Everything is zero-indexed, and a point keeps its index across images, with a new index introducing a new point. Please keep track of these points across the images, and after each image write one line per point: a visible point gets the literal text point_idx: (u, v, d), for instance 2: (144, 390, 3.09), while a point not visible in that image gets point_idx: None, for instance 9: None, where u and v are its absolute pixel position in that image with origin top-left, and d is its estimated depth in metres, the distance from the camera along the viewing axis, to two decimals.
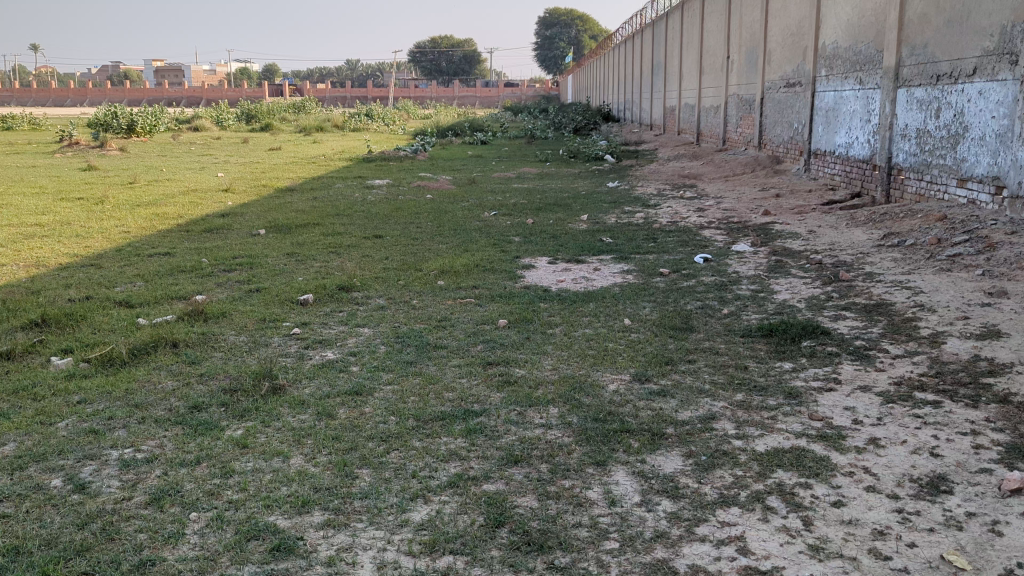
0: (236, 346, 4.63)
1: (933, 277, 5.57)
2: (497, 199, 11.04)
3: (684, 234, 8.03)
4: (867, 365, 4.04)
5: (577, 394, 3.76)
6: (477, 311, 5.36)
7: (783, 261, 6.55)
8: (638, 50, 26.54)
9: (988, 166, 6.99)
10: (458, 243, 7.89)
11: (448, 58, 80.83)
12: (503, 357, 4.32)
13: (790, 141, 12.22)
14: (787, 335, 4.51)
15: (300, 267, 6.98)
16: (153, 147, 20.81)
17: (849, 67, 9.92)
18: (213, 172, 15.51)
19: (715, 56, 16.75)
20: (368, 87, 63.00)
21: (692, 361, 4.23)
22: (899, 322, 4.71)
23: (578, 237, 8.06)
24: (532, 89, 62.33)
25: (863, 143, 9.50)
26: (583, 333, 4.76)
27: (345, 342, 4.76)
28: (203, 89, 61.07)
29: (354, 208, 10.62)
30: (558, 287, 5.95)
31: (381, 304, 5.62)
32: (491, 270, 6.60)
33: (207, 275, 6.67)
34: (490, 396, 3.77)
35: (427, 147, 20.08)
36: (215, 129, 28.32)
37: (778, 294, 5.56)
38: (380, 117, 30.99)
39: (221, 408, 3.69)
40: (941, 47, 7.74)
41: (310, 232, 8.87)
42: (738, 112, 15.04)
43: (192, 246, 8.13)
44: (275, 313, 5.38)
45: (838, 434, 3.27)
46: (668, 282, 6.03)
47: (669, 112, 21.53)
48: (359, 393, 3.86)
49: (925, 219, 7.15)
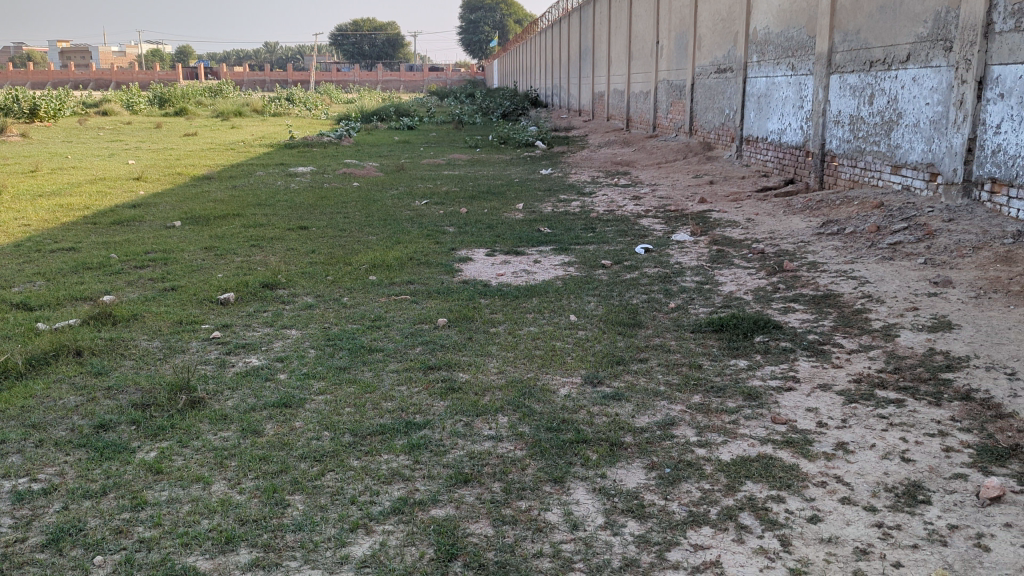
0: (149, 354, 4.23)
1: (877, 267, 5.48)
2: (427, 187, 10.70)
3: (622, 223, 7.86)
4: (823, 362, 3.89)
5: (526, 401, 3.51)
6: (413, 309, 5.05)
7: (725, 251, 6.41)
8: (564, 34, 26.35)
9: (922, 153, 6.97)
10: (389, 235, 7.55)
11: (371, 42, 79.47)
12: (445, 361, 4.04)
13: (722, 127, 12.19)
14: (738, 330, 4.34)
15: (220, 261, 6.56)
16: (58, 132, 19.75)
17: (781, 53, 9.87)
18: (124, 159, 14.73)
19: (645, 41, 16.63)
20: (288, 71, 61.49)
21: (643, 360, 4.02)
22: (849, 315, 4.58)
23: (514, 226, 7.81)
24: (457, 75, 61.81)
25: (795, 129, 9.49)
26: (528, 332, 4.50)
27: (270, 346, 4.41)
28: (113, 71, 58.69)
29: (276, 197, 10.14)
30: (497, 281, 5.69)
31: (309, 303, 5.27)
32: (425, 263, 6.30)
33: (116, 272, 6.19)
34: (432, 406, 3.49)
35: (351, 132, 19.57)
36: (126, 114, 27.15)
37: (723, 286, 5.41)
38: (301, 101, 30.15)
39: (132, 426, 3.32)
40: (874, 33, 7.70)
41: (230, 223, 8.40)
42: (668, 98, 14.98)
43: (100, 240, 7.59)
44: (192, 315, 4.98)
45: (804, 439, 3.09)
46: (610, 275, 5.82)
47: (598, 97, 21.42)
48: (287, 406, 3.53)
49: (862, 207, 7.12)
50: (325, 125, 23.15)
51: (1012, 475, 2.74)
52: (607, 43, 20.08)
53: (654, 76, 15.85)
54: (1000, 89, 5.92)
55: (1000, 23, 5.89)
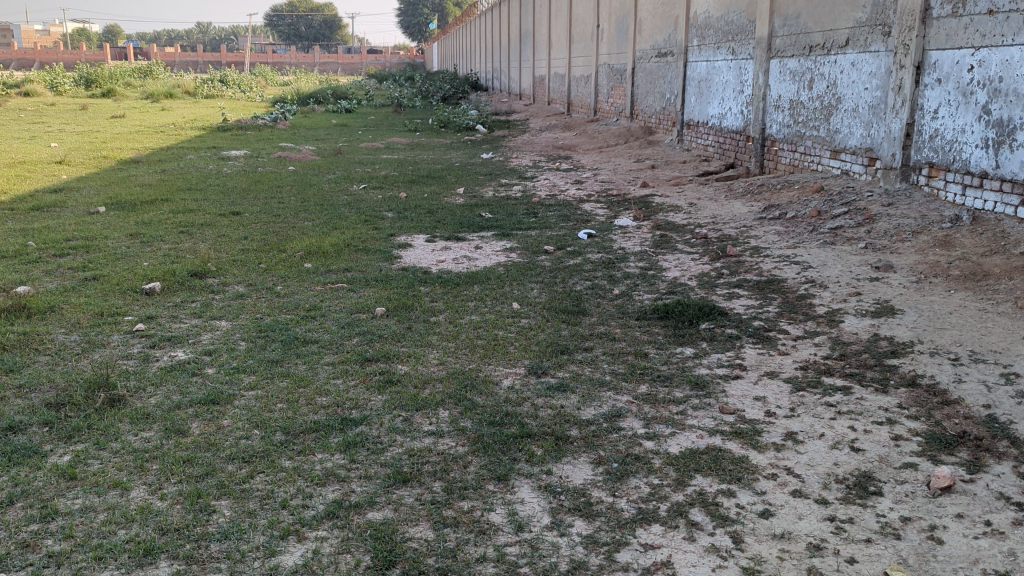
0: (66, 349, 3.97)
1: (819, 251, 5.48)
2: (365, 171, 10.45)
3: (564, 208, 7.76)
4: (769, 349, 3.83)
5: (468, 393, 3.37)
6: (350, 298, 4.87)
7: (668, 236, 6.36)
8: (504, 16, 26.13)
9: (861, 138, 7.01)
10: (326, 220, 7.32)
11: (308, 23, 77.95)
12: (383, 352, 3.88)
13: (662, 112, 12.18)
14: (684, 317, 4.26)
15: (146, 249, 6.26)
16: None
17: (722, 37, 9.86)
18: (46, 142, 14.10)
19: (585, 24, 16.55)
20: (222, 52, 59.94)
21: (588, 350, 3.91)
22: (793, 300, 4.55)
23: (455, 211, 7.66)
24: (396, 57, 60.99)
25: (736, 114, 9.51)
26: (469, 321, 4.36)
27: (198, 338, 4.19)
28: (35, 51, 56.45)
29: (207, 181, 9.79)
30: (438, 268, 5.54)
31: (240, 292, 5.04)
32: (363, 250, 6.10)
33: (33, 261, 5.86)
34: (370, 400, 3.33)
35: (287, 115, 19.10)
36: (49, 95, 26.11)
37: (667, 271, 5.35)
38: (235, 83, 29.39)
39: (44, 428, 3.09)
40: (814, 17, 7.71)
41: (157, 209, 8.06)
42: (609, 82, 14.93)
43: (17, 226, 7.21)
44: (114, 306, 4.71)
45: (753, 429, 3.01)
46: (553, 261, 5.71)
47: (538, 81, 21.29)
48: (215, 402, 3.34)
49: (803, 191, 7.14)
50: (259, 108, 22.56)
51: (961, 463, 2.71)
52: (547, 26, 19.94)
53: (594, 60, 15.78)
54: (937, 74, 5.96)
55: (938, 8, 5.92)
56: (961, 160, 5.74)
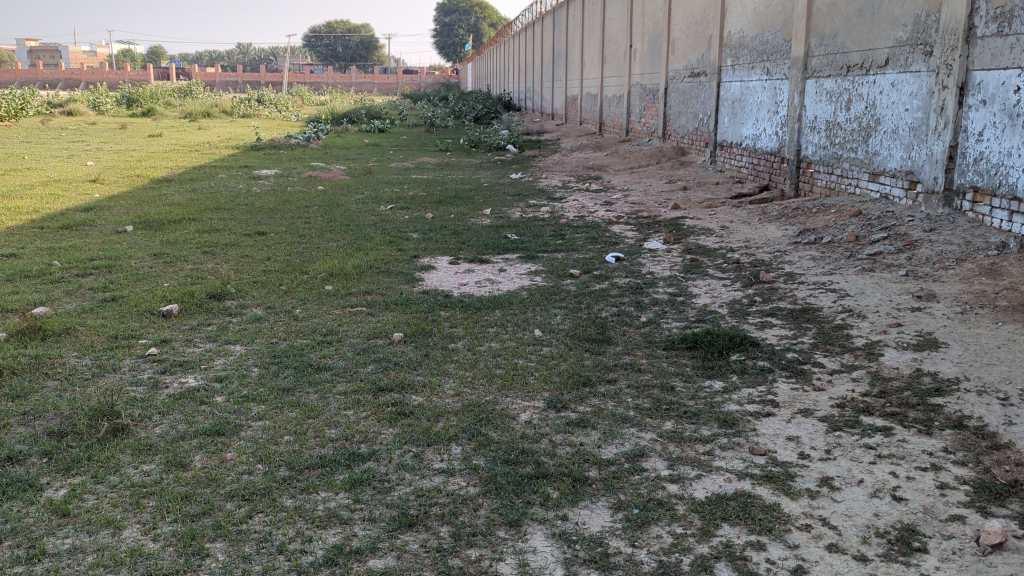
0: (76, 373, 3.88)
1: (856, 278, 5.26)
2: (394, 191, 10.38)
3: (592, 230, 7.60)
4: (804, 383, 3.62)
5: (483, 428, 3.21)
6: (369, 322, 4.74)
7: (698, 260, 6.16)
8: (537, 36, 26.15)
9: (901, 160, 6.77)
10: (351, 241, 7.23)
11: (345, 44, 78.90)
12: (398, 381, 3.73)
13: (695, 132, 11.99)
14: (713, 348, 4.07)
15: (168, 269, 6.21)
16: (18, 132, 19.25)
17: (756, 56, 9.67)
18: (82, 160, 14.27)
19: (618, 44, 16.45)
20: (261, 72, 60.81)
21: (611, 382, 3.73)
22: (829, 331, 4.33)
23: (481, 233, 7.53)
24: (431, 77, 61.44)
25: (770, 135, 9.30)
26: (489, 349, 4.21)
27: (211, 364, 4.08)
28: (80, 71, 57.74)
29: (236, 201, 9.79)
30: (460, 292, 5.40)
31: (258, 315, 4.93)
32: (385, 272, 5.99)
33: (55, 281, 5.82)
34: (380, 434, 3.18)
35: (320, 134, 19.20)
36: (91, 114, 26.60)
37: (697, 298, 5.16)
38: (272, 102, 29.71)
39: (43, 459, 2.98)
40: (852, 37, 7.50)
41: (184, 228, 8.03)
42: (641, 102, 14.78)
43: (44, 245, 7.21)
44: (130, 329, 4.63)
45: (785, 472, 2.81)
46: (579, 285, 5.55)
47: (570, 101, 21.21)
48: (221, 433, 3.21)
49: (840, 215, 6.91)
50: (294, 127, 22.74)
51: (1014, 517, 2.49)
52: (580, 46, 19.88)
53: (627, 80, 15.65)
54: (982, 95, 5.72)
55: (982, 27, 5.70)
56: (1007, 184, 5.49)
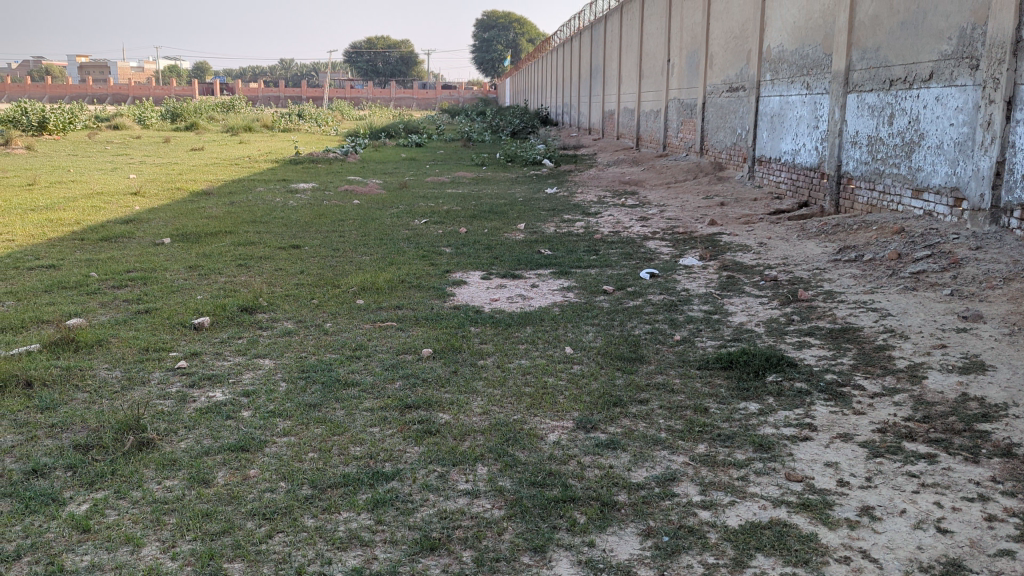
0: (106, 385, 3.88)
1: (899, 298, 5.10)
2: (428, 205, 10.38)
3: (627, 245, 7.51)
4: (843, 407, 3.49)
5: (510, 448, 3.14)
6: (399, 337, 4.70)
7: (735, 278, 6.04)
8: (575, 51, 26.15)
9: (946, 177, 6.59)
10: (383, 255, 7.21)
11: (385, 60, 79.73)
12: (425, 398, 3.68)
13: (733, 147, 11.85)
14: (749, 368, 3.96)
15: (202, 282, 6.24)
16: (65, 145, 19.69)
17: (796, 71, 9.52)
18: (125, 173, 14.51)
19: (655, 59, 16.36)
20: (302, 87, 61.63)
21: (643, 402, 3.64)
22: (870, 352, 4.18)
23: (515, 247, 7.47)
24: (469, 93, 61.76)
25: (810, 150, 9.13)
26: (518, 367, 4.13)
27: (239, 378, 4.06)
28: (127, 86, 58.96)
29: (272, 214, 9.86)
30: (491, 308, 5.34)
31: (288, 329, 4.91)
32: (417, 287, 5.95)
33: (91, 292, 5.88)
34: (405, 452, 3.12)
35: (358, 149, 19.35)
36: (136, 128, 27.14)
37: (733, 316, 5.04)
38: (312, 117, 30.06)
39: (67, 473, 2.97)
40: (894, 50, 7.34)
41: (220, 241, 8.09)
42: (678, 117, 14.66)
43: (83, 257, 7.30)
44: (161, 341, 4.64)
45: (823, 500, 2.69)
46: (612, 302, 5.46)
47: (607, 116, 21.15)
48: (245, 449, 3.17)
49: (881, 232, 6.73)
50: (332, 141, 22.96)
51: None
52: (618, 62, 19.82)
53: (664, 95, 15.55)
54: None
55: None
56: None
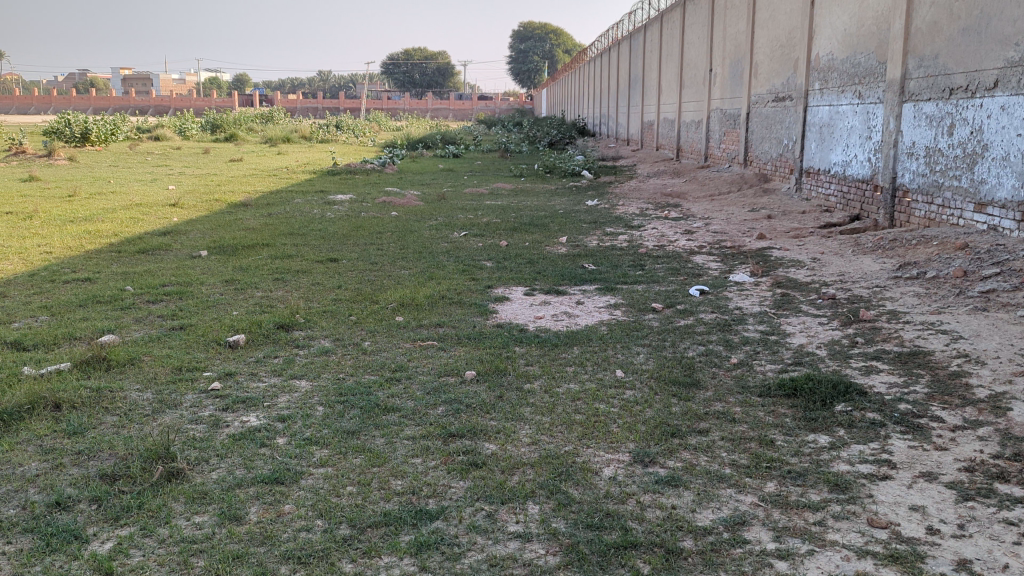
0: (136, 408, 3.74)
1: (969, 318, 4.78)
2: (467, 217, 10.20)
3: (673, 260, 7.25)
4: (923, 441, 3.21)
5: (562, 484, 2.92)
6: (440, 358, 4.50)
7: (790, 296, 5.76)
8: (613, 62, 25.92)
9: (1013, 189, 6.25)
10: (423, 269, 7.03)
11: (422, 71, 80.11)
12: (470, 426, 3.47)
13: (779, 158, 11.52)
14: (815, 397, 3.69)
15: (238, 296, 6.10)
16: (107, 157, 19.90)
17: (847, 79, 9.21)
18: (164, 184, 14.55)
19: (697, 69, 16.07)
20: (340, 99, 62.08)
21: (703, 433, 3.39)
22: (944, 379, 3.88)
23: (557, 262, 7.26)
24: (505, 103, 61.77)
25: (862, 161, 8.81)
26: (567, 392, 3.91)
27: (275, 400, 3.89)
28: (169, 98, 59.78)
29: (310, 226, 9.76)
30: (535, 326, 5.13)
31: (326, 348, 4.74)
32: (458, 303, 5.76)
33: (126, 307, 5.77)
34: (450, 488, 2.91)
35: (395, 159, 19.29)
36: (176, 139, 27.42)
37: (792, 337, 4.77)
38: (350, 128, 30.14)
39: (92, 506, 2.82)
40: (955, 57, 7.02)
41: (258, 254, 7.97)
42: (721, 128, 14.35)
43: (119, 270, 7.21)
44: (195, 360, 4.49)
45: (913, 551, 2.43)
46: (662, 321, 5.22)
47: (647, 126, 20.87)
48: (279, 482, 3.00)
49: (944, 247, 6.40)
50: (369, 152, 22.95)
51: None
52: (657, 72, 19.56)
53: (706, 105, 15.25)
54: None
55: None
56: None
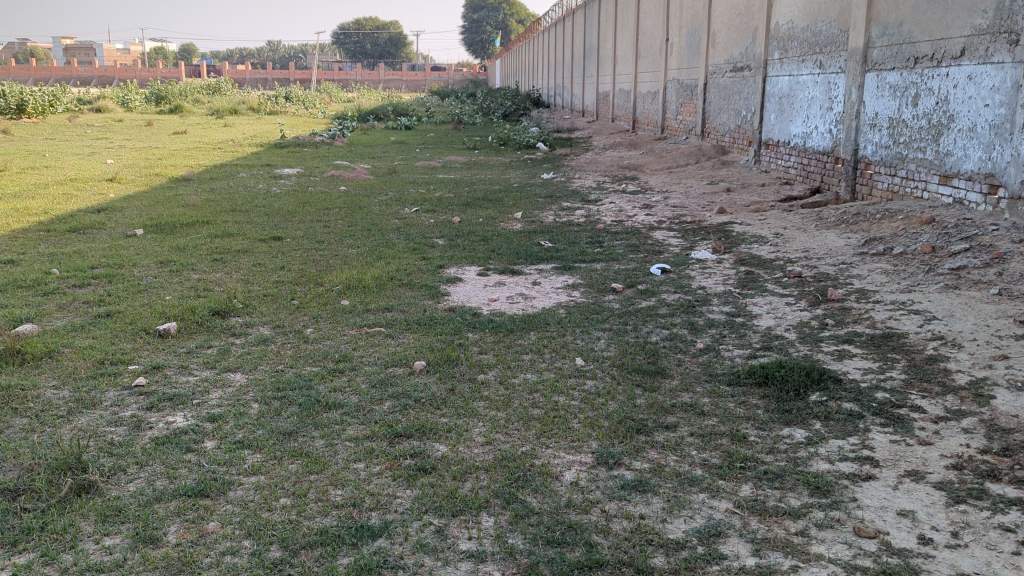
0: (49, 409, 3.37)
1: (941, 297, 4.60)
2: (419, 192, 9.84)
3: (632, 236, 7.00)
4: (905, 435, 3.00)
5: (521, 492, 2.64)
6: (388, 346, 4.18)
7: (754, 274, 5.55)
8: (568, 32, 25.51)
9: (980, 162, 6.10)
10: (371, 248, 6.68)
11: (374, 41, 78.58)
12: (419, 425, 3.17)
13: (738, 130, 11.33)
14: (788, 386, 3.46)
15: (173, 279, 5.70)
16: (43, 129, 19.02)
17: (807, 49, 9.01)
18: (102, 158, 13.88)
19: (653, 39, 15.79)
20: (289, 69, 60.65)
21: (670, 428, 3.14)
22: (921, 364, 3.69)
23: (512, 239, 6.96)
24: (458, 74, 60.92)
25: (823, 133, 8.64)
26: (523, 383, 3.63)
27: (205, 397, 3.55)
28: (112, 69, 57.86)
29: (254, 201, 9.32)
30: (490, 309, 4.84)
31: (264, 336, 4.40)
32: (407, 285, 5.44)
33: (49, 292, 5.34)
34: (395, 498, 2.62)
35: (346, 131, 18.75)
36: (118, 110, 26.43)
37: (758, 319, 4.55)
38: (299, 99, 29.35)
39: None
40: (920, 25, 6.84)
41: (196, 232, 7.55)
42: (678, 99, 14.12)
43: (46, 250, 6.75)
44: (120, 352, 4.11)
45: (906, 565, 2.20)
46: (623, 302, 4.96)
47: (602, 97, 20.58)
48: (205, 495, 2.67)
49: (909, 222, 6.25)
50: (320, 124, 22.33)
51: None
52: (612, 42, 19.25)
53: (663, 76, 14.99)
54: None
55: None
56: None
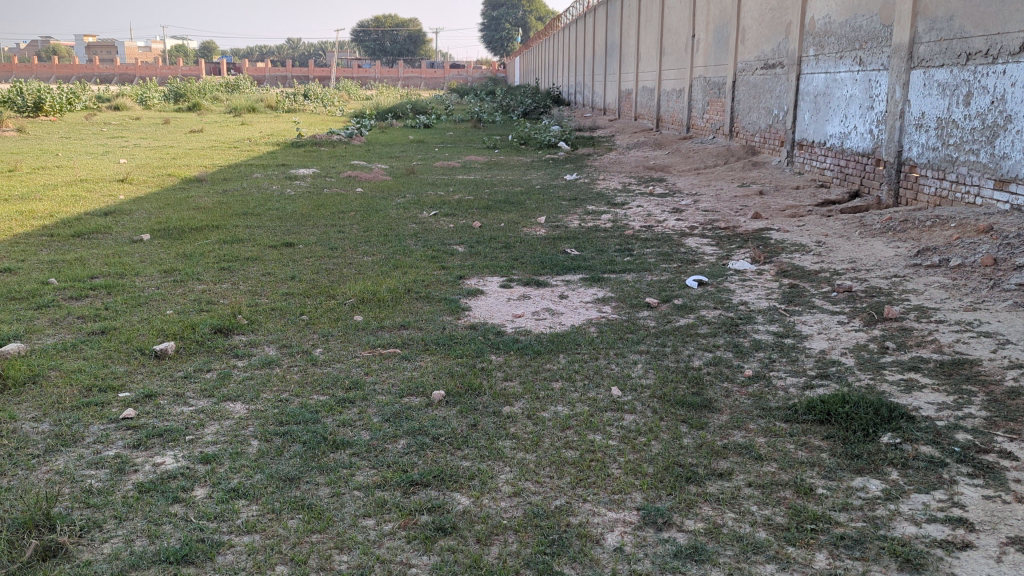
0: (25, 447, 3.02)
1: (1011, 316, 4.17)
2: (437, 194, 9.47)
3: (663, 244, 6.60)
4: (999, 489, 2.59)
5: (556, 562, 2.26)
6: (403, 372, 3.81)
7: (799, 287, 5.13)
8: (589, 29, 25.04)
9: None
10: (387, 256, 6.32)
11: (392, 39, 78.31)
12: (437, 471, 2.79)
13: (768, 129, 10.89)
14: (855, 426, 3.05)
15: (176, 290, 5.36)
16: (59, 128, 18.81)
17: (846, 45, 8.56)
18: (115, 157, 13.62)
19: (678, 35, 15.35)
20: (308, 67, 60.55)
21: (724, 477, 2.75)
22: (1002, 398, 3.27)
23: (535, 246, 6.58)
24: (477, 72, 60.62)
25: (863, 133, 8.19)
26: (554, 417, 3.24)
27: (200, 432, 3.18)
28: (134, 66, 58.03)
29: (268, 204, 9.00)
30: (514, 327, 4.46)
31: (270, 357, 4.04)
32: (425, 298, 5.07)
33: (43, 305, 5.00)
34: (409, 568, 2.25)
35: (364, 130, 18.42)
36: (136, 108, 26.26)
37: (811, 340, 4.14)
38: (318, 97, 29.05)
39: None
40: (972, 20, 6.40)
41: (205, 237, 7.21)
42: (705, 97, 13.67)
43: (48, 257, 6.43)
44: (110, 377, 3.76)
45: None
46: (658, 319, 4.57)
47: (625, 95, 20.13)
48: (190, 561, 2.30)
49: (964, 230, 5.81)
50: (339, 122, 22.04)
51: None
52: (635, 38, 18.81)
53: (688, 73, 14.56)
54: None
55: None
56: None
